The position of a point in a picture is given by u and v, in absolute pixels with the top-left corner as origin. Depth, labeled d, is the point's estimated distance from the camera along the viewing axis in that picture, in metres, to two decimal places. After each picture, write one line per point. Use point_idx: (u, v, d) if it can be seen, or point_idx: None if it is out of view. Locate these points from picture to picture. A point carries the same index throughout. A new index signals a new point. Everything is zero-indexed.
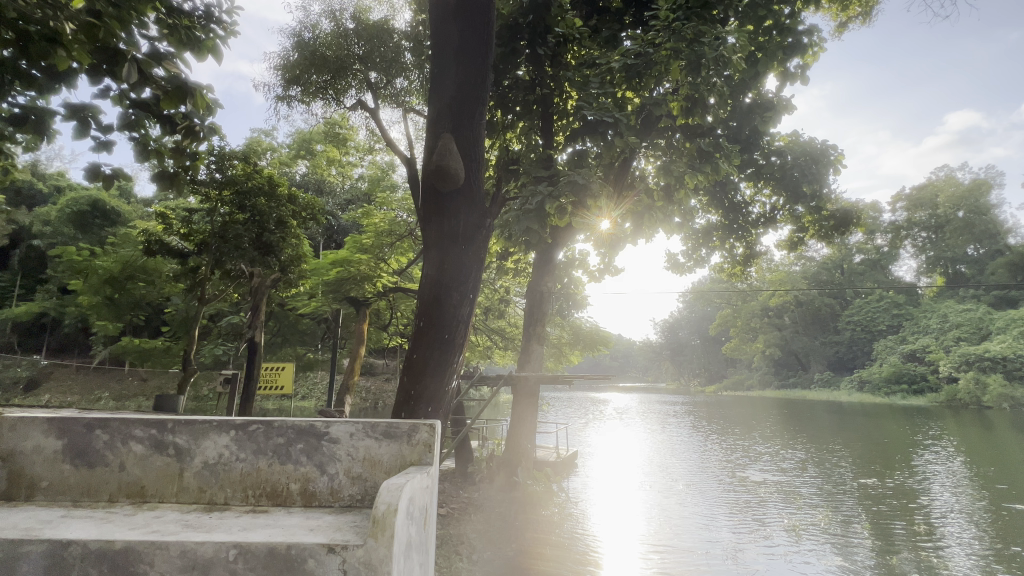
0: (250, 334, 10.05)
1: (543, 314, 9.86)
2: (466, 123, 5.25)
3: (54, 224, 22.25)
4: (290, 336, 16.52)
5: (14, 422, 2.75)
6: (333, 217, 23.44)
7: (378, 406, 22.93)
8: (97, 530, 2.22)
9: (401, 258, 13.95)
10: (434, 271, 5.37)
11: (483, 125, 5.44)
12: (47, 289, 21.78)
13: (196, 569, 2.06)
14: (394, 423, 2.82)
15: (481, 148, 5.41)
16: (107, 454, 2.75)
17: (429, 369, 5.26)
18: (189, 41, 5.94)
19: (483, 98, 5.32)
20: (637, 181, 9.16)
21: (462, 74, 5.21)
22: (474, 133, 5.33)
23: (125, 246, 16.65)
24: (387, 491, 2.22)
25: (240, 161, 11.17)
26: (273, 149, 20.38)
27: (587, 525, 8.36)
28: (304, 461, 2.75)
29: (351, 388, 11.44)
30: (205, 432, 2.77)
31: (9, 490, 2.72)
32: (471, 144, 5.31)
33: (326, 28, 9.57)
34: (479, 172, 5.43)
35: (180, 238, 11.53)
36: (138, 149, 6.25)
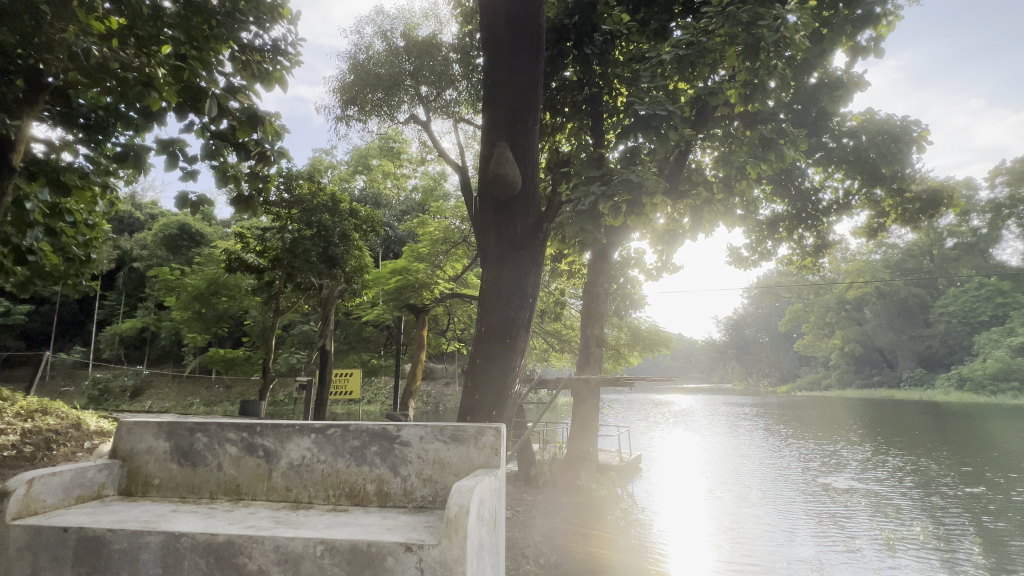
0: (321, 343, 10.65)
1: (601, 315, 9.72)
2: (520, 131, 5.33)
3: (151, 247, 24.79)
4: (356, 343, 17.36)
5: (131, 425, 3.11)
6: (390, 228, 24.37)
7: (440, 409, 23.53)
8: (203, 524, 2.46)
9: (456, 264, 14.28)
10: (493, 277, 5.46)
11: (536, 131, 5.50)
12: (146, 306, 24.24)
13: (289, 562, 2.22)
14: (460, 426, 2.89)
15: (535, 154, 5.46)
16: (207, 455, 3.03)
17: (492, 373, 5.36)
18: (259, 74, 6.47)
19: (534, 104, 5.36)
20: (694, 174, 8.85)
21: (513, 82, 5.28)
22: (527, 139, 5.40)
23: (209, 265, 18.25)
24: (459, 493, 2.29)
25: (305, 180, 11.95)
26: (333, 166, 21.48)
27: (655, 532, 8.15)
28: (378, 463, 2.89)
29: (414, 392, 11.82)
30: (288, 435, 2.98)
31: (128, 487, 3.07)
32: (524, 151, 5.37)
33: (379, 48, 10.09)
34: (534, 178, 5.48)
35: (255, 255, 12.42)
36: (218, 175, 6.86)
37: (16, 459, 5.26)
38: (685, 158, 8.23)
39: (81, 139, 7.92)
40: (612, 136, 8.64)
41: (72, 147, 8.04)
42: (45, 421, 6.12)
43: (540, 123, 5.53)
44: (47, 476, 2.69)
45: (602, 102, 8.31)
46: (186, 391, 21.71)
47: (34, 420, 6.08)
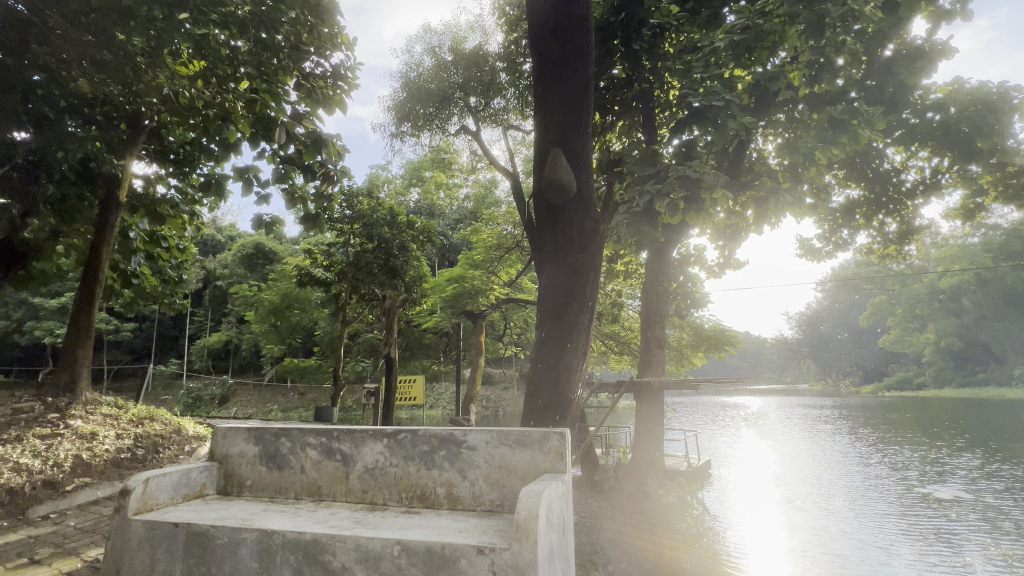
0: (387, 351, 11.09)
1: (662, 316, 9.42)
2: (573, 137, 5.33)
3: (231, 266, 27.03)
4: (417, 350, 17.91)
5: (225, 431, 3.42)
6: (445, 237, 25.02)
7: (500, 414, 23.74)
8: (292, 523, 2.64)
9: (511, 270, 14.39)
10: (552, 281, 5.49)
11: (590, 136, 5.48)
12: (229, 320, 26.41)
13: (370, 561, 2.34)
14: (525, 431, 2.91)
15: (590, 158, 5.45)
16: (291, 458, 3.26)
17: (554, 377, 5.37)
18: (322, 99, 6.91)
19: (585, 109, 5.35)
20: (756, 164, 8.41)
21: (564, 88, 5.29)
22: (581, 143, 5.39)
23: (282, 280, 19.58)
24: (527, 498, 2.31)
25: (365, 197, 12.54)
26: (389, 181, 22.36)
27: (730, 541, 7.79)
28: (447, 467, 2.98)
29: (475, 397, 12.02)
30: (363, 440, 3.14)
31: (225, 487, 3.36)
32: (579, 155, 5.36)
33: (428, 65, 10.46)
34: (589, 181, 5.46)
35: (324, 270, 13.08)
36: (288, 197, 7.39)
37: (132, 460, 5.97)
38: (746, 147, 7.83)
39: (172, 172, 8.89)
40: (665, 131, 8.40)
41: (164, 180, 8.99)
42: (153, 427, 6.75)
43: (593, 127, 5.50)
44: (159, 477, 3.01)
45: (653, 98, 8.14)
46: (266, 398, 23.39)
47: (143, 426, 6.69)
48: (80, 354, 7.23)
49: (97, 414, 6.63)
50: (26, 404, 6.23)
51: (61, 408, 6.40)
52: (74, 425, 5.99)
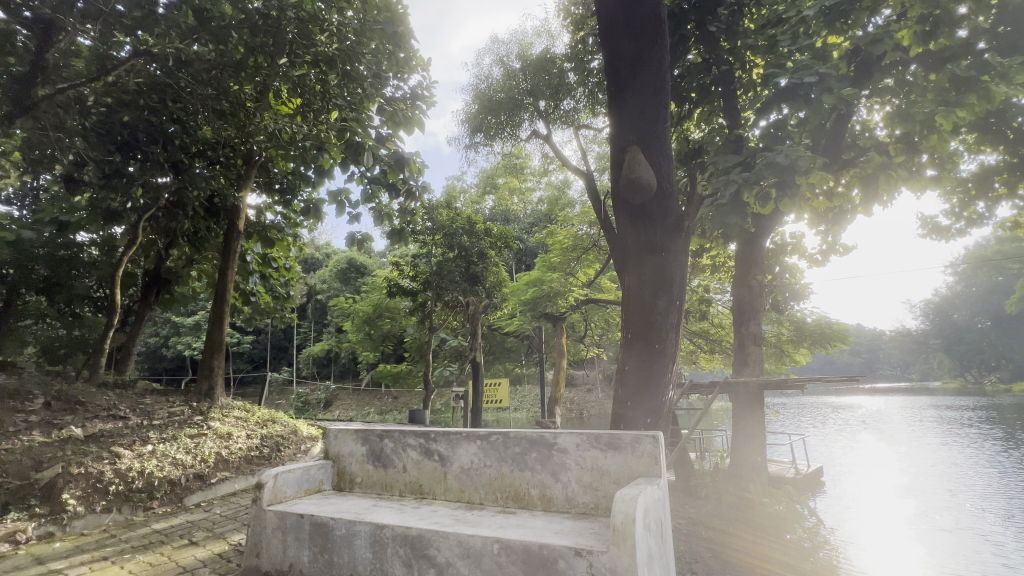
0: (472, 355, 11.45)
1: (757, 311, 8.73)
2: (651, 133, 5.19)
3: (329, 281, 29.55)
4: (499, 354, 18.47)
5: (337, 432, 3.77)
6: (520, 241, 25.28)
7: (584, 416, 23.46)
8: (399, 518, 2.85)
9: (589, 270, 14.19)
10: (635, 281, 5.38)
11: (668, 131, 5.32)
12: (329, 330, 28.84)
13: (472, 556, 2.46)
14: (616, 434, 2.89)
15: (669, 154, 5.29)
16: (394, 458, 3.52)
17: (643, 380, 5.26)
18: (402, 120, 7.37)
19: (663, 103, 5.20)
20: (861, 137, 7.56)
21: (640, 84, 5.18)
22: (659, 138, 5.24)
23: (373, 291, 21.00)
24: (622, 502, 2.29)
25: (444, 208, 13.11)
26: (464, 191, 23.04)
27: (851, 557, 7.02)
28: (539, 469, 3.03)
29: (559, 399, 12.01)
30: (458, 442, 3.31)
31: (339, 483, 3.71)
32: (657, 152, 5.22)
33: (497, 74, 10.67)
34: (670, 178, 5.29)
35: (410, 280, 13.68)
36: (375, 215, 7.99)
37: (260, 458, 6.80)
38: (848, 120, 7.07)
39: (276, 199, 10.04)
40: (750, 113, 7.84)
41: (271, 208, 10.12)
42: (274, 428, 7.64)
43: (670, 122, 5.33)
44: (286, 472, 3.39)
45: (735, 79, 7.64)
46: (364, 402, 25.21)
47: (267, 427, 7.58)
48: (214, 364, 8.33)
49: (231, 416, 7.60)
50: (178, 408, 7.30)
51: (204, 411, 7.43)
52: (214, 426, 6.92)
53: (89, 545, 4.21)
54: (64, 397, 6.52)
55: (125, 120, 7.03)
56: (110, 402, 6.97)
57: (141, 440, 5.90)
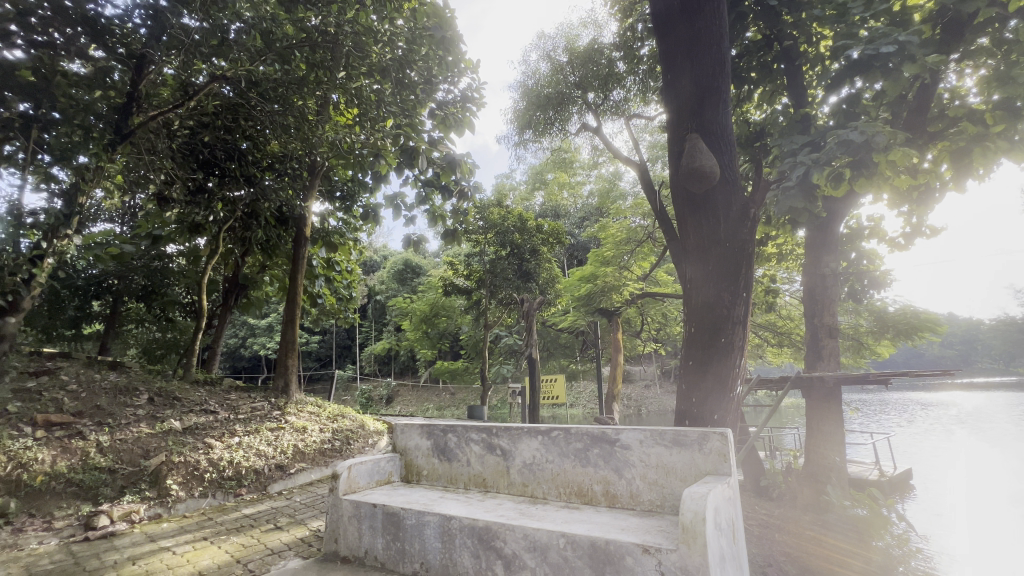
0: (528, 351, 11.50)
1: (831, 301, 8.13)
2: (712, 117, 5.02)
3: (387, 282, 30.76)
4: (554, 350, 18.48)
5: (403, 427, 3.95)
6: (572, 236, 25.08)
7: (643, 412, 22.96)
8: (465, 510, 2.94)
9: (644, 263, 13.81)
10: (698, 275, 5.23)
11: (730, 114, 5.12)
12: (389, 329, 30.05)
13: (538, 549, 2.50)
14: (682, 431, 2.82)
15: (732, 138, 5.09)
16: (458, 452, 3.63)
17: (708, 375, 5.11)
18: (453, 123, 7.54)
19: (724, 86, 5.01)
20: (949, 106, 6.84)
21: (698, 69, 5.00)
22: (721, 124, 5.06)
23: (429, 291, 21.62)
24: (691, 499, 2.23)
25: (496, 207, 13.25)
26: (514, 189, 23.12)
27: (949, 568, 6.38)
28: (602, 465, 3.02)
29: (617, 395, 11.82)
30: (519, 436, 3.36)
31: (407, 475, 3.87)
32: (719, 139, 5.03)
33: (545, 70, 10.61)
34: (733, 164, 5.09)
35: (464, 278, 13.96)
36: (430, 217, 8.24)
37: (332, 450, 7.24)
38: (933, 89, 6.43)
39: (337, 206, 10.58)
40: (818, 89, 7.31)
41: (333, 214, 10.69)
42: (344, 422, 8.10)
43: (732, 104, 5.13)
44: (358, 464, 3.58)
45: (800, 54, 7.17)
46: (424, 398, 26.08)
47: (337, 421, 8.05)
48: (288, 363, 8.91)
49: (305, 412, 8.13)
50: (259, 404, 7.92)
51: (281, 407, 8.01)
52: (291, 420, 7.44)
53: (191, 526, 4.68)
54: (163, 393, 7.25)
55: (205, 140, 7.87)
56: (201, 398, 7.66)
57: (228, 432, 6.45)
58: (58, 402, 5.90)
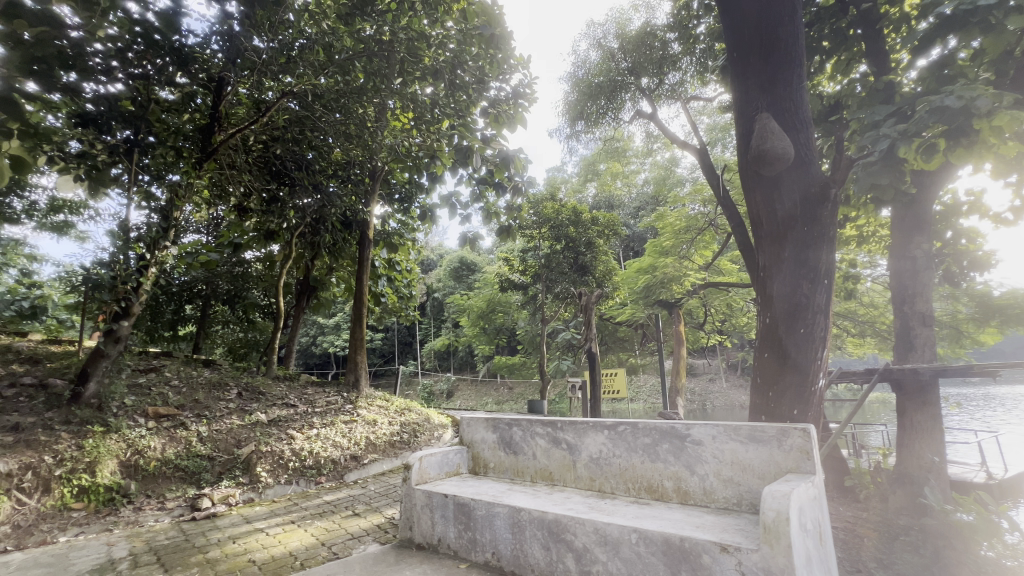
0: (587, 346, 11.39)
1: (924, 285, 7.36)
2: (783, 95, 4.97)
3: (444, 280, 31.56)
4: (612, 344, 18.19)
5: (468, 420, 4.05)
6: (627, 227, 24.49)
7: (708, 407, 22.09)
8: (534, 503, 2.98)
9: (706, 252, 13.20)
10: (773, 261, 5.10)
11: (803, 91, 5.03)
12: (447, 326, 30.85)
13: (609, 544, 2.50)
14: (758, 426, 2.70)
15: (806, 116, 4.99)
16: (524, 445, 3.68)
17: (786, 368, 4.89)
18: (505, 119, 7.60)
19: (796, 63, 4.97)
20: None
21: (766, 48, 5.01)
22: (794, 103, 5.01)
23: (485, 287, 21.94)
24: (772, 498, 2.13)
25: (549, 201, 13.18)
26: (566, 182, 22.86)
27: None
28: (672, 461, 2.96)
29: (680, 390, 11.43)
30: (585, 431, 3.36)
31: (474, 467, 3.98)
32: (792, 117, 4.98)
33: (595, 58, 10.34)
34: (808, 143, 4.97)
35: (520, 274, 14.04)
36: (485, 215, 8.36)
37: (401, 442, 7.58)
38: None
39: (395, 207, 10.99)
40: (904, 52, 6.61)
41: (392, 216, 11.12)
42: (410, 416, 8.46)
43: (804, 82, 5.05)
44: (429, 455, 3.73)
45: (881, 16, 6.51)
46: (483, 393, 26.61)
47: (404, 415, 8.44)
48: (358, 360, 9.40)
49: (375, 405, 8.58)
50: (333, 398, 8.45)
51: (353, 401, 8.48)
52: (362, 413, 7.86)
53: (279, 510, 5.08)
54: (250, 388, 7.91)
55: (277, 152, 8.44)
56: (282, 392, 8.27)
57: (307, 424, 6.92)
58: (164, 396, 6.60)
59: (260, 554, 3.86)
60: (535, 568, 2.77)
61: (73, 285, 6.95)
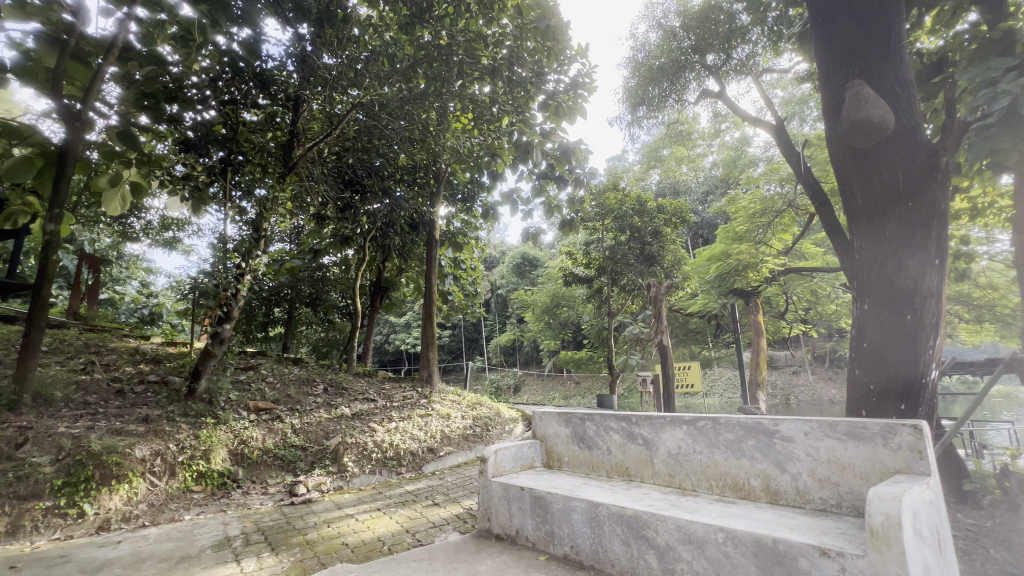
0: (658, 339, 10.99)
1: None
2: (880, 59, 4.55)
3: (507, 276, 31.91)
4: (683, 336, 17.45)
5: (540, 415, 4.09)
6: (695, 214, 23.36)
7: (792, 402, 20.59)
8: (611, 497, 2.95)
9: (785, 236, 12.25)
10: (873, 242, 4.68)
11: (904, 54, 4.57)
12: (512, 322, 31.16)
13: (693, 543, 2.41)
14: (858, 422, 2.49)
15: (908, 81, 4.54)
16: (598, 440, 3.65)
17: (889, 359, 4.47)
18: (563, 111, 7.52)
19: (895, 23, 4.53)
20: None
21: (859, 9, 4.63)
22: (894, 67, 4.55)
23: (548, 282, 21.91)
24: (880, 501, 1.95)
25: (612, 191, 12.86)
26: (628, 170, 22.17)
27: None
28: (760, 458, 2.80)
29: (762, 384, 10.75)
30: (662, 426, 3.27)
31: (548, 461, 4.00)
32: (892, 81, 4.53)
33: (655, 39, 9.83)
34: (912, 110, 4.50)
35: (583, 268, 13.87)
36: (546, 209, 8.32)
37: (474, 435, 7.82)
38: None
39: (458, 207, 11.27)
40: None
41: (456, 216, 11.42)
42: (482, 410, 8.69)
43: (906, 43, 4.59)
44: (504, 448, 3.79)
45: None
46: (550, 387, 26.65)
47: (476, 409, 8.68)
48: (430, 357, 9.76)
49: (448, 400, 8.88)
50: (409, 393, 8.86)
51: (427, 395, 8.84)
52: (437, 407, 8.19)
53: (366, 498, 5.42)
54: (334, 384, 8.49)
55: (349, 162, 8.94)
56: (363, 388, 8.81)
57: (387, 418, 7.32)
58: (262, 391, 7.27)
59: (352, 537, 4.16)
60: (616, 564, 2.73)
61: (183, 294, 7.81)
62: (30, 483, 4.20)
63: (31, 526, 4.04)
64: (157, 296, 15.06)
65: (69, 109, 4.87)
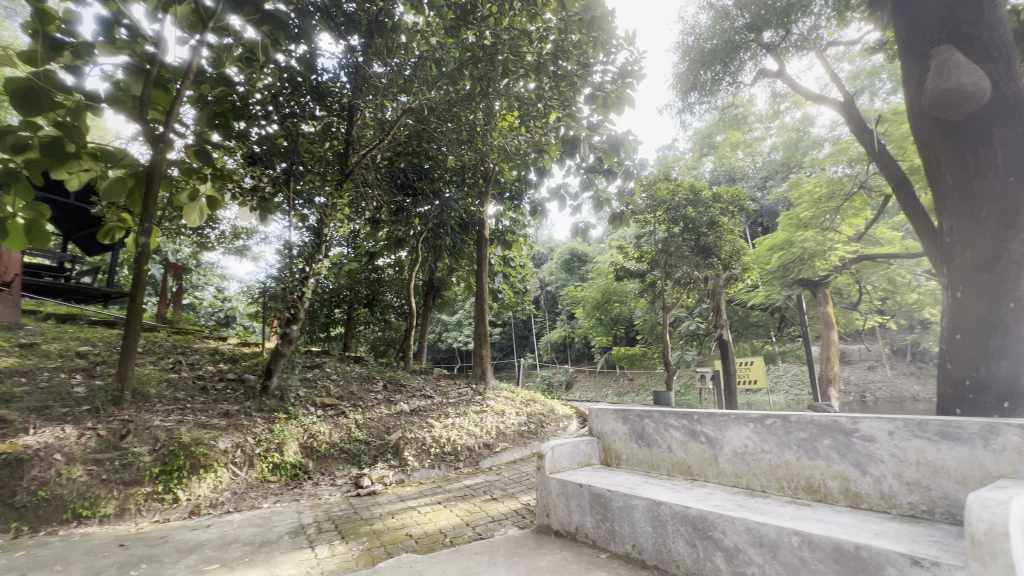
0: (717, 333, 10.48)
1: None
2: (973, 19, 4.13)
3: (557, 272, 31.71)
4: (744, 330, 16.63)
5: (596, 412, 4.04)
6: (754, 201, 22.12)
7: (867, 399, 19.11)
8: (674, 496, 2.87)
9: (857, 221, 11.36)
10: (965, 224, 4.27)
11: (1000, 10, 4.13)
12: (562, 319, 30.95)
13: (765, 546, 2.30)
14: (953, 421, 2.27)
15: (1006, 41, 4.10)
16: (658, 438, 3.56)
17: (988, 352, 4.06)
18: (610, 102, 7.36)
19: None
20: None
21: None
22: (988, 27, 4.13)
23: (598, 277, 21.58)
24: (982, 507, 1.75)
25: (664, 182, 12.44)
26: (679, 159, 21.34)
27: None
28: (837, 459, 2.63)
29: (834, 379, 10.04)
30: (726, 423, 3.14)
31: (605, 458, 3.95)
32: (988, 43, 4.11)
33: (706, 20, 9.40)
34: (1012, 73, 4.06)
35: (635, 262, 13.52)
36: (594, 204, 8.20)
37: (529, 432, 7.85)
38: None
39: (506, 205, 11.34)
40: None
41: (505, 214, 11.50)
42: (536, 407, 8.72)
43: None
44: (561, 445, 3.78)
45: None
46: (603, 384, 26.26)
47: (530, 406, 8.71)
48: (483, 354, 9.90)
49: (502, 396, 8.98)
50: (463, 390, 9.03)
51: (482, 392, 8.97)
52: (491, 404, 8.31)
53: (426, 491, 5.59)
54: (392, 381, 8.82)
55: (401, 166, 9.24)
56: (419, 385, 9.08)
57: (444, 414, 7.51)
58: (327, 388, 7.67)
59: (416, 529, 4.31)
60: (681, 565, 2.66)
61: (254, 298, 8.38)
62: (133, 470, 4.68)
63: (135, 509, 4.51)
64: (231, 301, 16.26)
65: (153, 133, 5.36)
